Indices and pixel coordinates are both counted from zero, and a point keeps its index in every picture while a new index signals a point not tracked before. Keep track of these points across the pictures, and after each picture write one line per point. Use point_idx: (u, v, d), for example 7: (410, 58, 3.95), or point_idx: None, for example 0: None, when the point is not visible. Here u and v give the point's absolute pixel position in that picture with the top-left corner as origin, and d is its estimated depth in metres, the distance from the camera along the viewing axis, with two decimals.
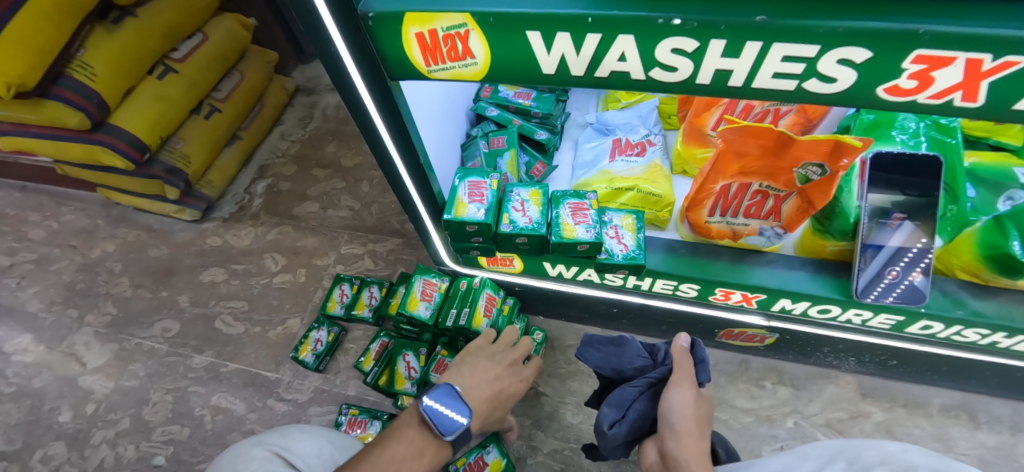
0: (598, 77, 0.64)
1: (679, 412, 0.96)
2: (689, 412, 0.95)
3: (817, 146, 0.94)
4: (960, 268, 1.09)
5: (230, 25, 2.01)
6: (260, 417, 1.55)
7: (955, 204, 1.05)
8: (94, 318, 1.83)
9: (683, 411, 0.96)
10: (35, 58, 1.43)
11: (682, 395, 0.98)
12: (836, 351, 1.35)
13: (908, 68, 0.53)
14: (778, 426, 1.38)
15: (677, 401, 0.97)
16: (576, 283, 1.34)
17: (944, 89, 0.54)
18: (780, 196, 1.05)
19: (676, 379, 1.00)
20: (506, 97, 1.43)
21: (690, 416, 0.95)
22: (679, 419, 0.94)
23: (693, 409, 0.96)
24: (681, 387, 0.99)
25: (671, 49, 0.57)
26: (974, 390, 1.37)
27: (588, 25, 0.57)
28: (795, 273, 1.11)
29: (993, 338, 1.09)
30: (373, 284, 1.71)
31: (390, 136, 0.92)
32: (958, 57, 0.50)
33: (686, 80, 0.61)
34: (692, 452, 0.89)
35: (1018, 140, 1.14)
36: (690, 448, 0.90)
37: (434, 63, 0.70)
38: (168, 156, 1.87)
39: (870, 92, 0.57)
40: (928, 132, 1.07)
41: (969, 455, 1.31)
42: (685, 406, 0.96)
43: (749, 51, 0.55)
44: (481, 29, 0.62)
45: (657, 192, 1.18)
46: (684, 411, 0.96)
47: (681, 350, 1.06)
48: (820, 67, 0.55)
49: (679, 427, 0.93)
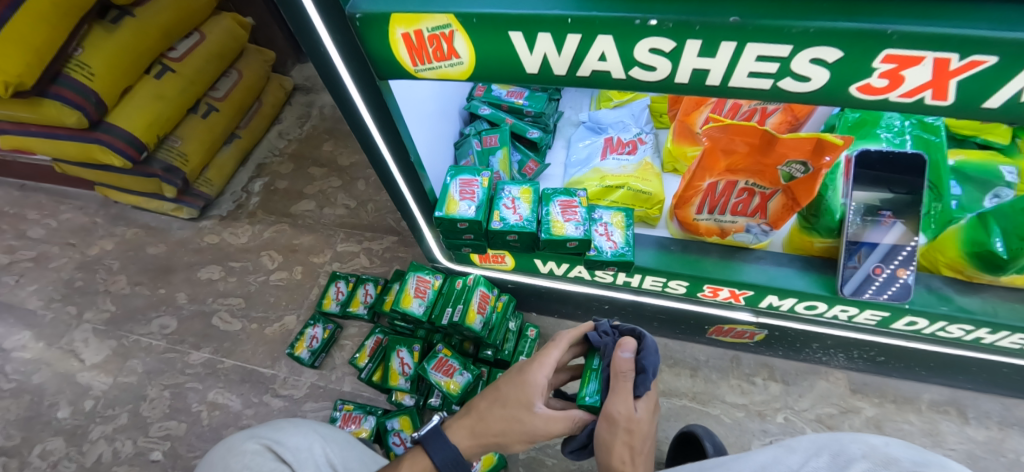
0: (580, 76, 0.66)
1: (605, 449, 0.87)
2: (618, 454, 0.85)
3: (801, 144, 0.95)
4: (945, 264, 1.10)
5: (227, 24, 2.02)
6: (256, 413, 1.57)
7: (939, 202, 1.09)
8: (92, 315, 1.85)
9: (610, 448, 0.86)
10: (33, 57, 1.44)
11: (610, 431, 0.87)
12: (825, 348, 1.37)
13: (879, 67, 0.54)
14: (769, 422, 1.39)
15: (603, 436, 0.87)
16: (568, 280, 1.35)
17: (915, 87, 0.56)
18: (765, 193, 1.07)
19: (609, 411, 0.89)
20: (499, 96, 1.45)
21: (620, 453, 0.86)
22: (606, 461, 0.85)
23: (625, 443, 0.86)
24: (614, 417, 0.88)
25: (649, 49, 0.59)
26: (962, 386, 1.39)
27: (568, 25, 0.58)
28: (782, 269, 1.12)
29: (977, 334, 1.10)
30: (368, 281, 1.72)
31: (381, 134, 0.93)
32: (926, 56, 0.52)
33: (665, 79, 0.62)
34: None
35: (1004, 138, 1.16)
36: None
37: (421, 63, 0.71)
38: (165, 154, 1.88)
39: (843, 90, 0.58)
40: (913, 130, 1.09)
41: (956, 450, 1.32)
42: (612, 446, 0.86)
43: (724, 51, 0.57)
44: (466, 29, 0.63)
45: (646, 190, 1.19)
46: (611, 447, 0.86)
47: (619, 366, 0.90)
48: (793, 67, 0.57)
49: (607, 464, 0.86)
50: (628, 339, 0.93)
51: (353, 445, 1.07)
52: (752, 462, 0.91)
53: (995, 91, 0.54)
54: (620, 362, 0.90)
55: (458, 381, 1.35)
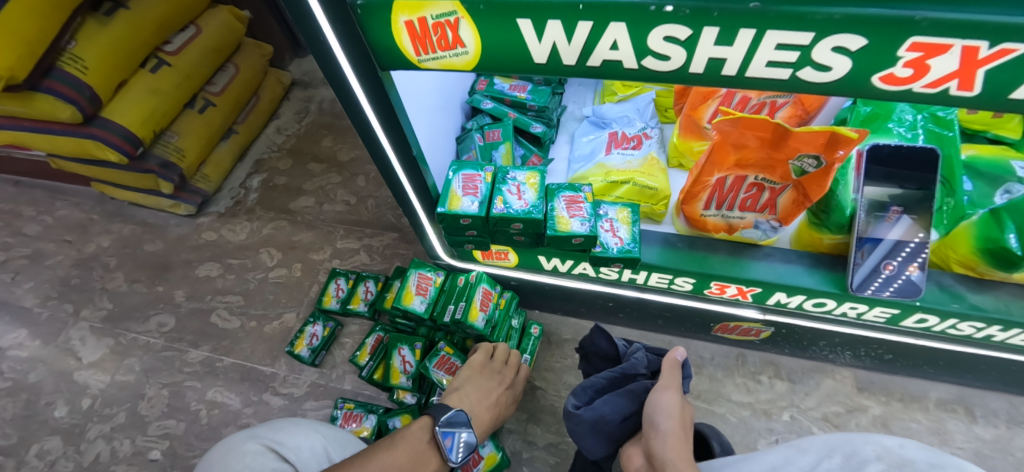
0: (591, 66, 0.64)
1: (667, 414, 0.98)
2: (674, 413, 0.98)
3: (813, 137, 0.93)
4: (957, 261, 1.08)
5: (223, 17, 1.98)
6: (256, 412, 1.55)
7: (951, 197, 1.04)
8: (89, 313, 1.83)
9: (669, 412, 0.98)
10: (25, 50, 1.41)
11: (670, 399, 1.01)
12: (832, 346, 1.35)
13: (904, 56, 0.52)
14: (774, 420, 1.38)
15: (665, 404, 1.00)
16: (572, 276, 1.33)
17: (940, 77, 0.53)
18: (775, 189, 1.05)
19: (666, 385, 1.04)
20: (502, 90, 1.43)
21: (675, 417, 0.98)
22: (664, 419, 0.97)
23: (678, 412, 0.99)
24: (670, 391, 1.03)
25: (663, 37, 0.56)
26: (969, 384, 1.37)
27: (579, 12, 0.56)
28: (791, 266, 1.10)
29: (989, 331, 1.08)
30: (368, 279, 1.70)
31: (383, 128, 0.91)
32: (955, 44, 0.50)
33: (679, 69, 0.60)
34: (678, 452, 0.91)
35: (1015, 134, 1.14)
36: (676, 447, 0.92)
37: (424, 53, 0.69)
38: (162, 150, 1.85)
39: (865, 80, 0.56)
40: (925, 124, 1.06)
41: (964, 448, 1.31)
42: (671, 408, 0.99)
43: (742, 39, 0.54)
44: (472, 16, 0.61)
45: (653, 186, 1.17)
46: (671, 412, 0.98)
47: (674, 362, 1.10)
48: (814, 55, 0.54)
49: (665, 428, 0.96)
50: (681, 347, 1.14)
51: (354, 445, 1.07)
52: (763, 463, 0.92)
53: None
54: (674, 358, 1.11)
55: None
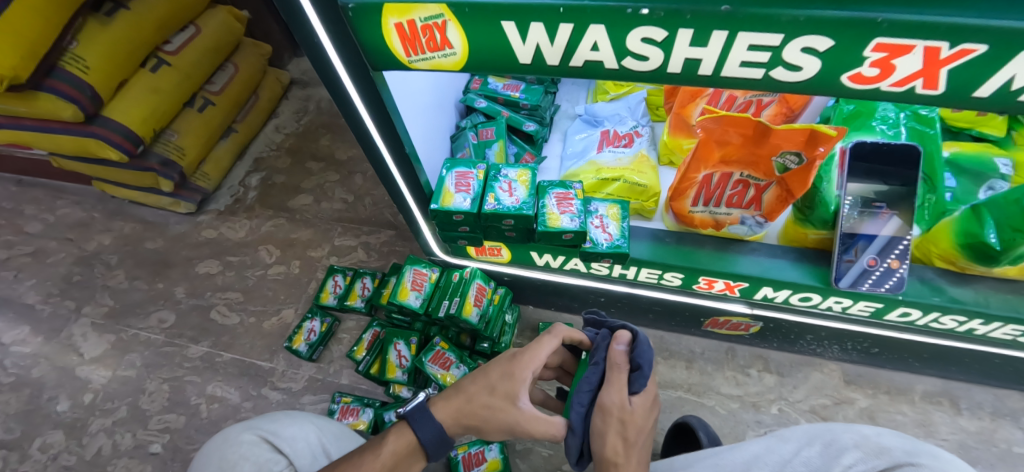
0: (573, 66, 0.66)
1: (603, 440, 0.84)
2: (610, 443, 0.83)
3: (794, 135, 0.95)
4: (938, 256, 1.10)
5: (222, 17, 2.01)
6: (255, 406, 1.58)
7: (933, 194, 1.09)
8: (91, 310, 1.86)
9: (603, 439, 0.84)
10: (27, 50, 1.44)
11: (604, 421, 0.85)
12: (820, 339, 1.37)
13: (870, 56, 0.54)
14: (763, 413, 1.40)
15: (596, 427, 0.86)
16: (564, 272, 1.36)
17: (905, 76, 0.56)
18: (761, 185, 1.07)
19: (604, 402, 0.87)
20: (496, 89, 1.45)
21: (615, 443, 0.84)
22: (598, 450, 0.84)
23: (614, 437, 0.84)
24: (608, 407, 0.86)
25: (641, 38, 0.59)
26: (955, 377, 1.40)
27: (560, 15, 0.58)
28: (778, 261, 1.13)
29: (970, 325, 1.11)
30: (366, 275, 1.73)
31: (376, 126, 0.93)
32: (917, 44, 0.52)
33: (657, 69, 0.62)
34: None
35: (999, 130, 1.16)
36: None
37: (414, 53, 0.71)
38: (162, 149, 1.88)
39: (835, 80, 0.59)
40: (908, 122, 1.08)
41: (949, 440, 1.33)
42: (605, 435, 0.84)
43: (716, 40, 0.57)
44: (458, 19, 0.63)
45: (642, 183, 1.19)
46: (603, 439, 0.84)
47: (616, 356, 0.91)
48: (785, 56, 0.57)
49: (600, 457, 0.83)
50: (623, 332, 0.95)
51: (348, 436, 1.08)
52: (744, 453, 0.94)
53: (985, 80, 0.54)
54: (615, 356, 0.92)
55: (455, 373, 1.37)
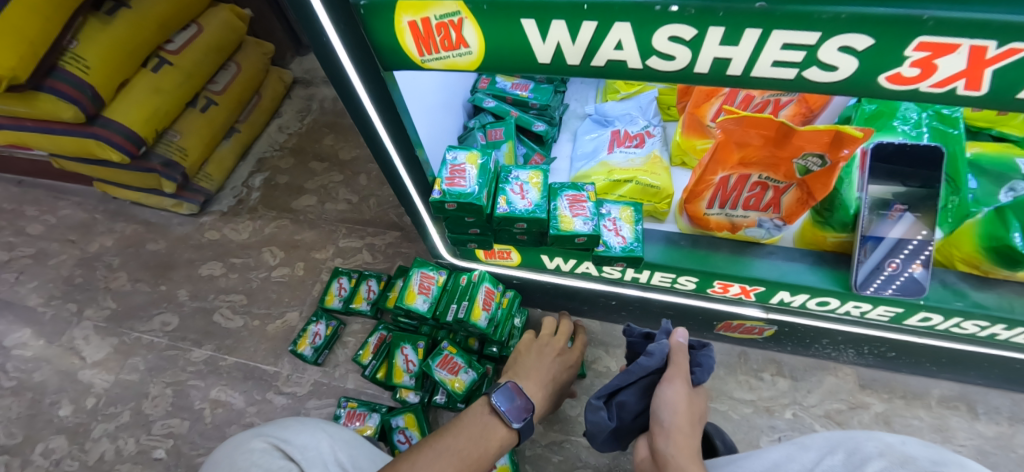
0: (595, 66, 0.63)
1: (672, 409, 0.93)
2: (680, 409, 0.93)
3: (818, 136, 0.92)
4: (961, 259, 1.08)
5: (225, 16, 1.98)
6: (260, 410, 1.55)
7: (956, 195, 1.04)
8: (93, 312, 1.83)
9: (675, 408, 0.93)
10: (28, 50, 1.41)
11: (675, 392, 0.95)
12: (835, 343, 1.35)
13: (911, 55, 0.52)
14: (776, 418, 1.38)
15: (670, 398, 0.94)
16: (574, 275, 1.33)
17: (948, 77, 0.53)
18: (779, 187, 1.04)
19: (669, 376, 0.98)
20: (504, 88, 1.42)
21: (681, 412, 0.93)
22: (670, 415, 0.92)
23: (685, 405, 0.94)
24: (676, 383, 0.96)
25: (669, 37, 0.56)
26: (972, 382, 1.37)
27: (584, 12, 0.55)
28: (794, 265, 1.10)
29: (992, 329, 1.08)
30: (371, 278, 1.70)
31: (386, 128, 0.91)
32: (963, 43, 0.49)
33: (684, 69, 0.60)
34: (682, 448, 0.87)
35: (1020, 130, 1.14)
36: (679, 445, 0.88)
37: (428, 53, 0.69)
38: (164, 149, 1.85)
39: (872, 80, 0.56)
40: (930, 122, 1.05)
41: (966, 446, 1.31)
42: (677, 403, 0.94)
43: (748, 39, 0.54)
44: (475, 17, 0.60)
45: (656, 184, 1.17)
46: (677, 407, 0.93)
47: (679, 348, 1.02)
48: (820, 55, 0.54)
49: (671, 423, 0.91)
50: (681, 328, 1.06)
51: (360, 442, 1.06)
52: (766, 461, 0.93)
53: None
54: (676, 344, 1.03)
55: (463, 379, 1.35)
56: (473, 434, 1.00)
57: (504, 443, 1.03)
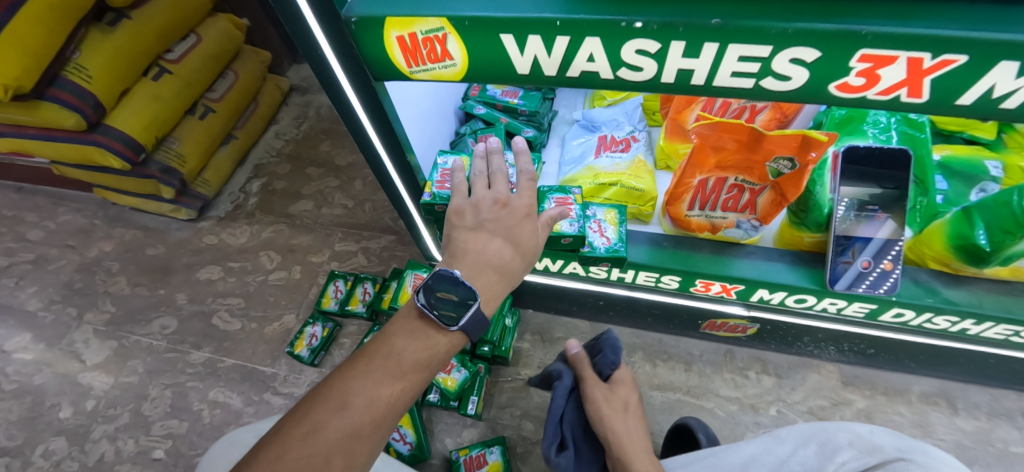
0: (570, 77, 0.68)
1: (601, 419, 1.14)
2: (603, 411, 1.15)
3: (787, 141, 0.96)
4: (931, 257, 1.12)
5: (223, 25, 2.03)
6: (257, 411, 1.59)
7: (924, 197, 1.10)
8: (92, 316, 1.87)
9: (601, 413, 1.14)
10: (31, 61, 1.46)
11: (595, 400, 1.17)
12: (816, 341, 1.39)
13: (855, 66, 0.56)
14: (761, 414, 1.41)
15: (591, 408, 1.16)
16: (563, 276, 1.37)
17: (891, 86, 0.58)
18: (755, 189, 1.08)
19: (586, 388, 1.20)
20: (494, 96, 1.46)
21: (607, 413, 1.14)
22: (602, 425, 1.13)
23: (607, 405, 1.16)
24: (592, 392, 1.19)
25: (635, 50, 0.60)
26: (951, 378, 1.41)
27: (557, 28, 0.60)
28: (773, 264, 1.15)
29: (963, 325, 1.13)
30: (367, 280, 1.75)
31: (377, 132, 0.95)
32: (900, 55, 0.54)
33: (652, 79, 0.64)
34: (622, 445, 1.08)
35: (990, 134, 1.19)
36: (621, 444, 1.08)
37: (415, 65, 0.73)
38: (163, 156, 1.90)
39: (823, 89, 0.60)
40: (899, 126, 1.11)
41: (945, 440, 1.35)
42: (601, 409, 1.15)
43: (707, 52, 0.58)
44: (458, 32, 0.65)
45: (639, 187, 1.21)
46: (602, 412, 1.15)
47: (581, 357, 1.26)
48: (774, 66, 0.58)
49: (603, 431, 1.12)
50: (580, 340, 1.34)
51: None
52: (742, 453, 0.95)
53: (967, 89, 0.56)
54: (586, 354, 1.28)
55: (456, 377, 1.39)
56: (374, 355, 0.74)
57: (452, 344, 0.80)
